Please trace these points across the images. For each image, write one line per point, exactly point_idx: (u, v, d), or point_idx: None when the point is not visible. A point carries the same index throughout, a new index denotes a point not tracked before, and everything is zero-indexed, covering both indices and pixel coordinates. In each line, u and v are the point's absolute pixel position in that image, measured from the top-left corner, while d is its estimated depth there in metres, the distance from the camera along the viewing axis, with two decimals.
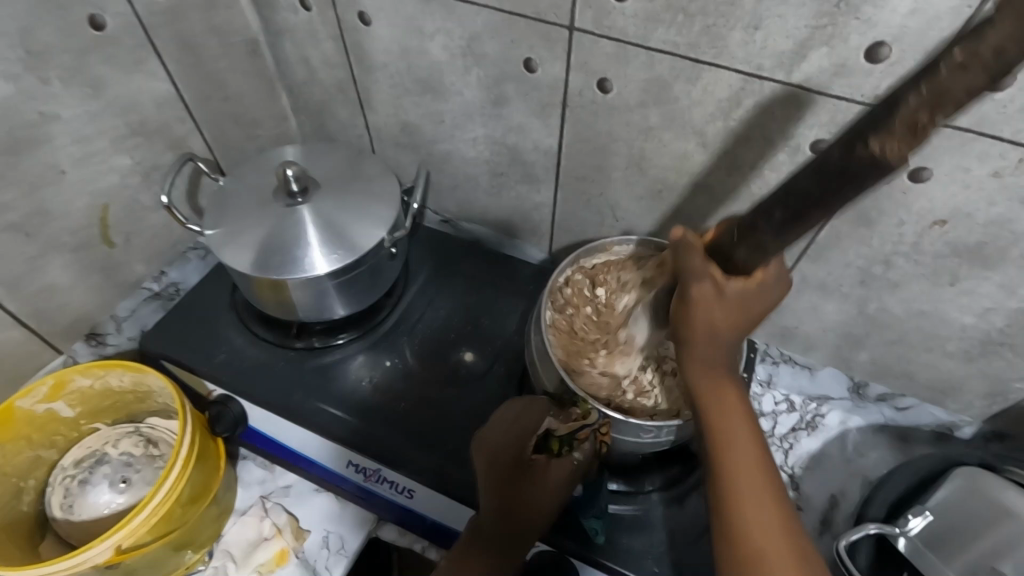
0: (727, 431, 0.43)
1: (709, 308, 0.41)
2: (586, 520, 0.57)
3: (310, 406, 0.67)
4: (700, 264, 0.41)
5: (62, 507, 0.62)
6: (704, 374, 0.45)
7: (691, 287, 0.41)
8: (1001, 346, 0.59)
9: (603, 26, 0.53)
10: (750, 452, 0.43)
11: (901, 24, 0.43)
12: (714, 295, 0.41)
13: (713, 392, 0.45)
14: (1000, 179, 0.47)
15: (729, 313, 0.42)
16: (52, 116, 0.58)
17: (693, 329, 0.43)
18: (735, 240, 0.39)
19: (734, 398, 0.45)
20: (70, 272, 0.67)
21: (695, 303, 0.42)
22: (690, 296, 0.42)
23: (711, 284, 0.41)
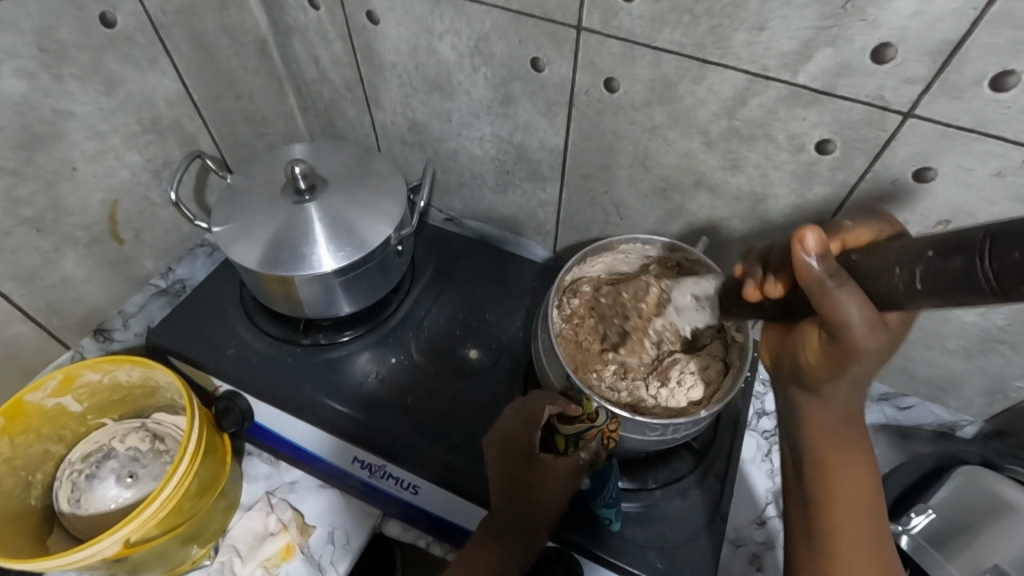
0: (837, 481, 0.44)
1: (862, 359, 0.37)
2: (598, 511, 0.57)
3: (317, 401, 0.67)
4: (855, 307, 0.34)
5: (69, 500, 0.62)
6: (824, 423, 0.44)
7: (850, 335, 0.35)
8: (1001, 344, 0.59)
9: (611, 27, 0.54)
10: (852, 501, 0.44)
11: (904, 25, 0.43)
12: (875, 342, 0.36)
13: (833, 441, 0.44)
14: (1001, 178, 0.48)
15: (881, 357, 0.38)
16: (66, 113, 0.59)
17: (832, 379, 0.41)
18: (900, 286, 0.31)
19: (851, 444, 0.45)
20: (83, 267, 0.68)
21: (852, 354, 0.37)
22: (851, 340, 0.36)
23: (873, 331, 0.35)
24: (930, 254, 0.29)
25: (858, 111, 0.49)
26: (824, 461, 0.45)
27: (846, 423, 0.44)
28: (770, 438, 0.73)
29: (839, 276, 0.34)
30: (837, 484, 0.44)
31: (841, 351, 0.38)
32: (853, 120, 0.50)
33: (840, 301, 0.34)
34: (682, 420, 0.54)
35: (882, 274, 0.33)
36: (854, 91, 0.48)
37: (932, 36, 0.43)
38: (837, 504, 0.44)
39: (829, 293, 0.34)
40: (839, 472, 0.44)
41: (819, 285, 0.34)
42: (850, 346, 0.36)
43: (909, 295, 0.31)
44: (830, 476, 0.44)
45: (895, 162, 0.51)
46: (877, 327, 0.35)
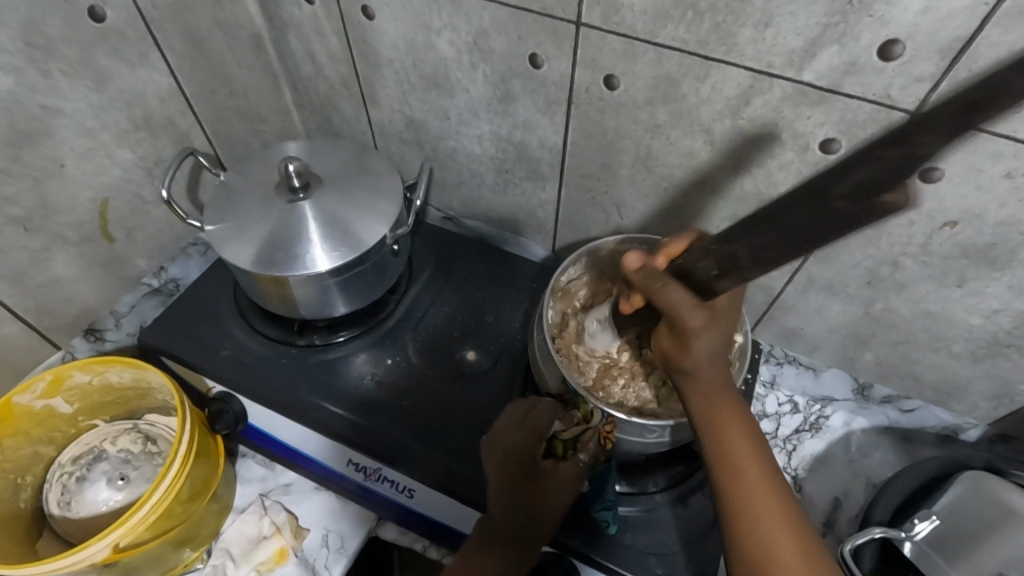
0: (733, 447, 0.44)
1: (703, 338, 0.43)
2: (596, 513, 0.57)
3: (311, 403, 0.66)
4: (685, 296, 0.42)
5: (59, 503, 0.61)
6: (706, 396, 0.45)
7: (682, 319, 0.42)
8: (1008, 348, 0.58)
9: (612, 22, 0.52)
10: (756, 467, 0.43)
11: (914, 22, 0.42)
12: (706, 322, 0.43)
13: (718, 410, 0.45)
14: (1011, 179, 0.47)
15: (721, 333, 0.44)
16: (55, 110, 0.57)
17: (689, 358, 0.44)
18: (711, 273, 0.41)
19: (733, 408, 0.45)
20: (73, 266, 0.67)
21: (691, 338, 0.43)
22: (685, 324, 0.42)
23: (700, 313, 0.42)
24: (719, 248, 0.39)
25: (865, 110, 0.48)
26: (716, 431, 0.44)
27: (726, 394, 0.45)
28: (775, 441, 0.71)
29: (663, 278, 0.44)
30: (736, 452, 0.43)
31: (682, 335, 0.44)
32: (860, 120, 0.49)
33: (670, 294, 0.43)
34: (681, 424, 0.53)
35: (699, 266, 0.42)
36: (860, 89, 0.47)
37: (942, 33, 0.42)
38: (744, 475, 0.43)
39: (661, 289, 0.43)
40: (732, 437, 0.44)
41: (647, 284, 0.44)
42: (687, 332, 0.43)
43: (712, 280, 0.41)
44: (727, 452, 0.44)
45: None
46: (703, 308, 0.43)
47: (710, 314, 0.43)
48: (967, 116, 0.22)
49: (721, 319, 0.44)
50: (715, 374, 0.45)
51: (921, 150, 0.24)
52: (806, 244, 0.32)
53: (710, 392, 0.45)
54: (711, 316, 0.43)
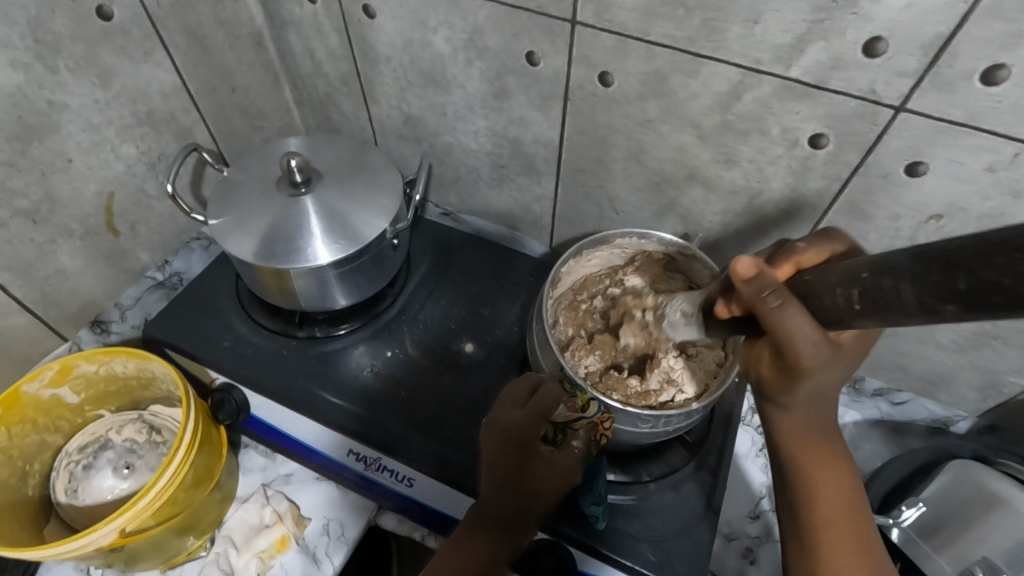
0: (819, 486, 0.45)
1: (816, 372, 0.38)
2: (586, 507, 0.57)
3: (311, 393, 0.68)
4: (807, 328, 0.36)
5: (66, 491, 0.63)
6: (797, 434, 0.45)
7: (795, 353, 0.36)
8: (993, 339, 0.59)
9: (604, 20, 0.54)
10: (834, 496, 0.45)
11: (894, 18, 0.43)
12: (825, 359, 0.37)
13: (808, 450, 0.45)
14: (993, 172, 0.48)
15: (840, 369, 0.39)
16: (61, 105, 0.59)
17: (786, 393, 0.42)
18: (846, 309, 0.33)
19: (824, 448, 0.46)
20: (79, 258, 0.68)
21: (802, 371, 0.38)
22: (798, 360, 0.37)
23: (819, 349, 0.36)
24: (878, 280, 0.30)
25: (850, 105, 0.49)
26: (803, 467, 0.45)
27: (822, 428, 0.45)
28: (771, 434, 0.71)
29: (779, 297, 0.36)
30: (819, 494, 0.45)
31: (789, 371, 0.39)
32: (845, 114, 0.50)
33: (789, 320, 0.36)
34: (672, 413, 0.55)
35: (827, 295, 0.34)
36: (845, 84, 0.48)
37: (922, 30, 0.43)
38: (823, 514, 0.45)
39: (778, 313, 0.35)
40: (818, 478, 0.45)
41: (762, 302, 0.36)
42: (798, 366, 0.37)
43: (849, 316, 0.33)
44: (810, 483, 0.45)
45: (887, 156, 0.51)
46: (825, 345, 0.36)
47: (830, 351, 0.37)
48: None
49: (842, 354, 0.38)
50: (812, 408, 0.43)
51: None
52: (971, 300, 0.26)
53: (804, 433, 0.45)
54: (832, 352, 0.37)
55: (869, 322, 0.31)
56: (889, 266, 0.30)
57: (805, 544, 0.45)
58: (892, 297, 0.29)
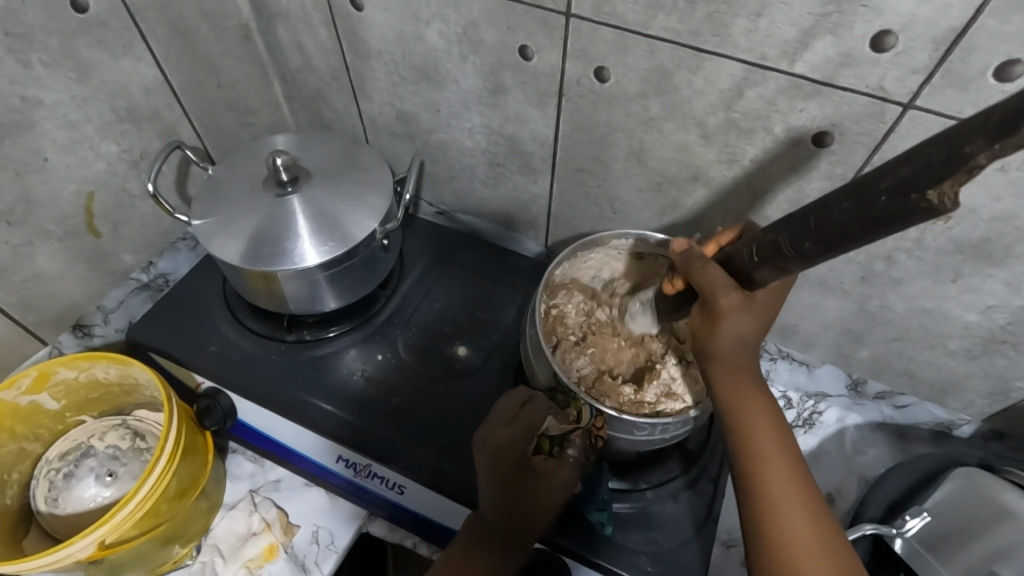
0: (765, 445, 0.43)
1: (735, 321, 0.43)
2: (591, 514, 0.57)
3: (300, 398, 0.66)
4: (722, 279, 0.43)
5: (46, 500, 0.61)
6: (731, 385, 0.45)
7: (714, 299, 0.43)
8: (1003, 344, 0.58)
9: (603, 13, 0.51)
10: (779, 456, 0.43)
11: (909, 12, 0.41)
12: (739, 305, 0.43)
13: (746, 405, 0.44)
14: (1007, 173, 0.46)
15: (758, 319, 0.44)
16: (35, 102, 0.57)
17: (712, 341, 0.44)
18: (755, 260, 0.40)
19: (765, 404, 0.45)
20: (58, 261, 0.66)
21: (720, 320, 0.43)
22: (717, 306, 0.43)
23: (735, 296, 0.42)
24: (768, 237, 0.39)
25: (858, 103, 0.47)
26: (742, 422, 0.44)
27: (753, 380, 0.45)
28: None
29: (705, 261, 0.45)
30: (765, 454, 0.43)
31: (712, 318, 0.44)
32: (854, 112, 0.48)
33: (710, 274, 0.44)
34: (670, 420, 0.53)
35: (743, 253, 0.42)
36: (854, 81, 0.46)
37: (938, 24, 0.41)
38: (771, 476, 0.42)
39: (701, 270, 0.44)
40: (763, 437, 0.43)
41: (690, 266, 0.45)
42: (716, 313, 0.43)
43: (754, 267, 0.41)
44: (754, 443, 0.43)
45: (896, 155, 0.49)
46: (738, 291, 0.43)
47: (746, 299, 0.43)
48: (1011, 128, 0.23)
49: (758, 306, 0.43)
50: (742, 362, 0.44)
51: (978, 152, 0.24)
52: (861, 233, 0.31)
53: (739, 385, 0.45)
54: (746, 299, 0.43)
55: (767, 271, 0.40)
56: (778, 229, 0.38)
57: (755, 509, 0.42)
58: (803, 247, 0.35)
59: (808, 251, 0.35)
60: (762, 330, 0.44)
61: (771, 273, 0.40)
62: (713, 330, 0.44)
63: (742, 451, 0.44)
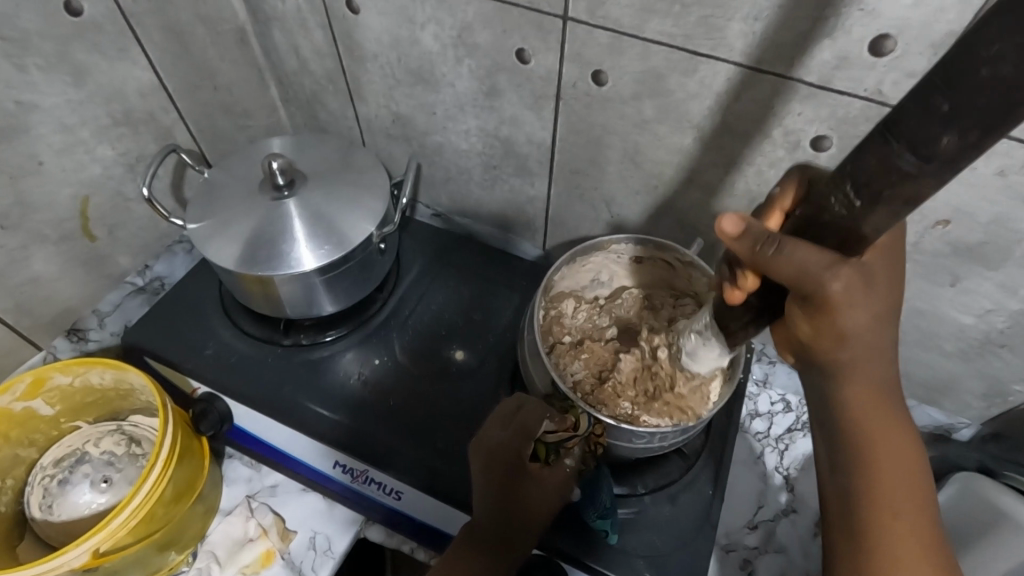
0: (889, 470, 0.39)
1: (847, 309, 0.34)
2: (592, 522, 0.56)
3: (298, 403, 0.66)
4: (820, 255, 0.33)
5: (40, 507, 0.60)
6: (863, 400, 0.38)
7: (823, 283, 0.33)
8: (1000, 347, 0.58)
9: (598, 17, 0.51)
10: (900, 484, 0.39)
11: (903, 16, 0.41)
12: (856, 284, 0.33)
13: (873, 423, 0.38)
14: (1004, 178, 0.46)
15: (876, 299, 0.34)
16: (29, 106, 0.56)
17: (833, 343, 0.36)
18: (854, 215, 0.31)
19: (895, 422, 0.39)
20: (54, 264, 0.66)
21: (832, 308, 0.34)
22: (825, 292, 0.33)
23: (836, 272, 0.33)
24: (864, 175, 0.29)
25: (854, 106, 0.47)
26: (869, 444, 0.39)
27: (886, 395, 0.38)
28: (767, 440, 0.71)
29: (776, 240, 0.34)
30: (886, 481, 0.39)
31: (821, 309, 0.35)
32: (850, 115, 0.48)
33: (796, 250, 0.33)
34: (668, 427, 0.52)
35: (827, 210, 0.33)
36: (849, 84, 0.46)
37: (934, 27, 0.41)
38: (892, 505, 0.39)
39: (777, 252, 0.33)
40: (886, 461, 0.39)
41: (759, 254, 0.34)
42: (824, 301, 0.34)
43: (858, 216, 0.31)
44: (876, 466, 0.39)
45: None
46: (845, 266, 0.33)
47: (854, 274, 0.33)
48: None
49: (874, 279, 0.34)
50: (870, 366, 0.37)
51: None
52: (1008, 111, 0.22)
53: (865, 402, 0.38)
54: (859, 276, 0.33)
55: (881, 214, 0.29)
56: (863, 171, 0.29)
57: (869, 542, 0.39)
58: (920, 168, 0.26)
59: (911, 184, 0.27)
60: (891, 311, 0.36)
61: (885, 217, 0.29)
62: (829, 326, 0.35)
63: (863, 477, 0.39)
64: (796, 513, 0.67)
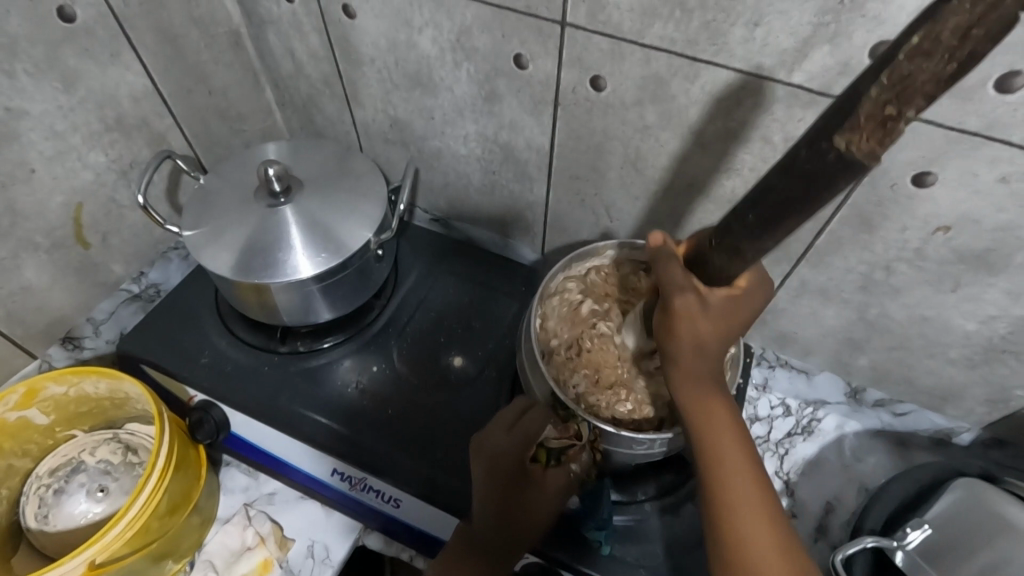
0: (729, 479, 0.42)
1: (692, 320, 0.42)
2: (589, 532, 0.57)
3: (294, 411, 0.65)
4: (682, 278, 0.42)
5: (36, 517, 0.60)
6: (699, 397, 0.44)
7: (670, 302, 0.42)
8: (1005, 353, 0.57)
9: (598, 21, 0.51)
10: (746, 481, 0.42)
11: (906, 22, 0.41)
12: (696, 310, 0.42)
13: (710, 418, 0.44)
14: (1009, 185, 0.45)
15: (715, 320, 0.42)
16: (21, 112, 0.56)
17: (671, 344, 0.43)
18: (713, 246, 0.40)
19: (730, 421, 0.44)
20: (45, 274, 0.65)
21: (675, 318, 0.42)
22: (672, 309, 0.42)
23: (688, 293, 0.42)
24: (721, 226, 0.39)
25: None
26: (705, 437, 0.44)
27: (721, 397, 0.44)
28: (767, 445, 0.70)
29: (668, 259, 0.44)
30: (731, 475, 0.42)
31: (668, 319, 0.43)
32: None
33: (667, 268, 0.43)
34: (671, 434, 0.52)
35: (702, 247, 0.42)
36: None
37: None
38: (737, 500, 0.42)
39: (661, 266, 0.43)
40: (735, 474, 0.42)
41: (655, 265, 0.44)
42: (672, 312, 0.42)
43: (712, 251, 0.40)
44: (720, 461, 0.43)
45: (894, 166, 0.48)
46: (693, 294, 0.42)
47: (699, 298, 0.42)
48: (894, 53, 0.24)
49: (718, 311, 0.42)
50: (704, 368, 0.44)
51: (869, 87, 0.25)
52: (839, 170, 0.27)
53: (700, 408, 0.44)
54: (701, 305, 0.42)
55: (723, 252, 0.39)
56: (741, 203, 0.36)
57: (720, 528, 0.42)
58: (750, 225, 0.35)
59: (755, 222, 0.34)
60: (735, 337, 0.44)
61: (728, 255, 0.39)
62: (669, 334, 0.43)
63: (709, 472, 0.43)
64: (798, 519, 0.66)
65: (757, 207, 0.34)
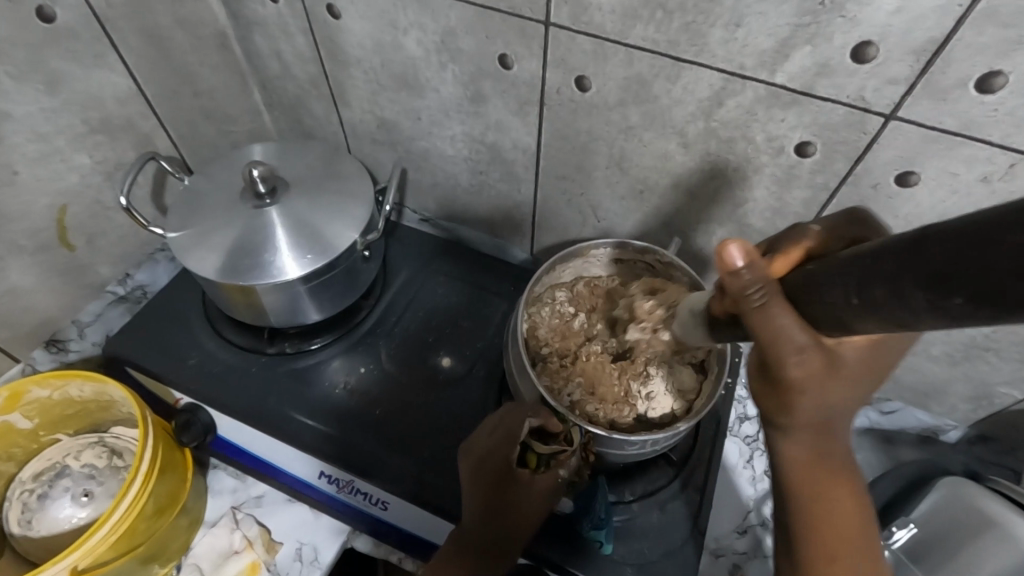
0: (836, 530, 0.40)
1: (811, 383, 0.32)
2: (588, 533, 0.56)
3: (283, 413, 0.65)
4: (801, 336, 0.30)
5: (19, 522, 0.59)
6: (805, 453, 0.38)
7: (783, 370, 0.31)
8: (986, 350, 0.58)
9: (581, 22, 0.51)
10: (850, 524, 0.40)
11: (886, 23, 0.41)
12: (818, 371, 0.31)
13: (819, 472, 0.38)
14: (989, 184, 0.46)
15: (840, 380, 0.33)
16: (2, 114, 0.55)
17: (785, 408, 0.34)
18: (850, 308, 0.26)
19: (838, 472, 0.39)
20: (29, 276, 0.64)
21: (792, 382, 0.32)
22: (787, 376, 0.32)
23: (807, 355, 0.31)
24: (866, 266, 0.26)
25: (838, 112, 0.47)
26: (815, 493, 0.39)
27: (829, 449, 0.38)
28: (756, 444, 0.71)
29: (768, 295, 0.30)
30: (831, 520, 0.40)
31: (781, 384, 0.33)
32: (834, 121, 0.47)
33: (772, 320, 0.30)
34: (660, 434, 0.52)
35: (823, 285, 0.28)
36: (834, 91, 0.46)
37: (915, 34, 0.40)
38: (836, 543, 0.40)
39: (762, 315, 0.30)
40: (837, 520, 0.40)
41: (743, 304, 0.30)
42: (784, 374, 0.32)
43: (848, 314, 0.27)
44: (821, 510, 0.39)
45: (877, 166, 0.49)
46: (815, 352, 0.31)
47: (823, 357, 0.31)
48: None
49: (844, 360, 0.32)
50: (822, 425, 0.36)
51: None
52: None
53: (812, 465, 0.38)
54: (827, 363, 0.31)
55: (869, 322, 0.26)
56: (879, 258, 0.25)
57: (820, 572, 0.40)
58: (895, 307, 0.24)
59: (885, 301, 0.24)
60: (868, 383, 0.34)
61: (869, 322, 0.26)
62: (785, 398, 0.33)
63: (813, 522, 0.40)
64: None
65: (906, 285, 0.23)
